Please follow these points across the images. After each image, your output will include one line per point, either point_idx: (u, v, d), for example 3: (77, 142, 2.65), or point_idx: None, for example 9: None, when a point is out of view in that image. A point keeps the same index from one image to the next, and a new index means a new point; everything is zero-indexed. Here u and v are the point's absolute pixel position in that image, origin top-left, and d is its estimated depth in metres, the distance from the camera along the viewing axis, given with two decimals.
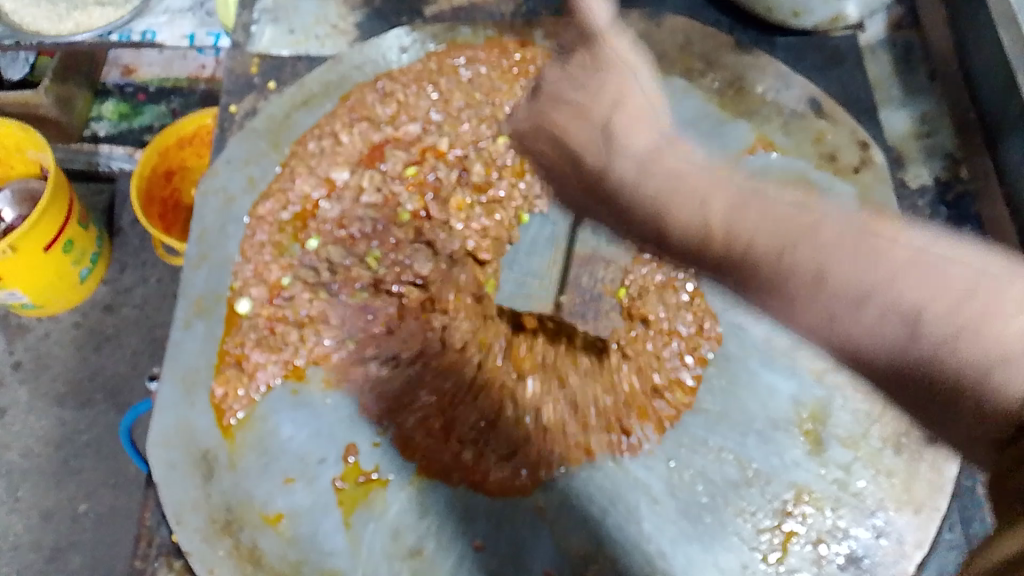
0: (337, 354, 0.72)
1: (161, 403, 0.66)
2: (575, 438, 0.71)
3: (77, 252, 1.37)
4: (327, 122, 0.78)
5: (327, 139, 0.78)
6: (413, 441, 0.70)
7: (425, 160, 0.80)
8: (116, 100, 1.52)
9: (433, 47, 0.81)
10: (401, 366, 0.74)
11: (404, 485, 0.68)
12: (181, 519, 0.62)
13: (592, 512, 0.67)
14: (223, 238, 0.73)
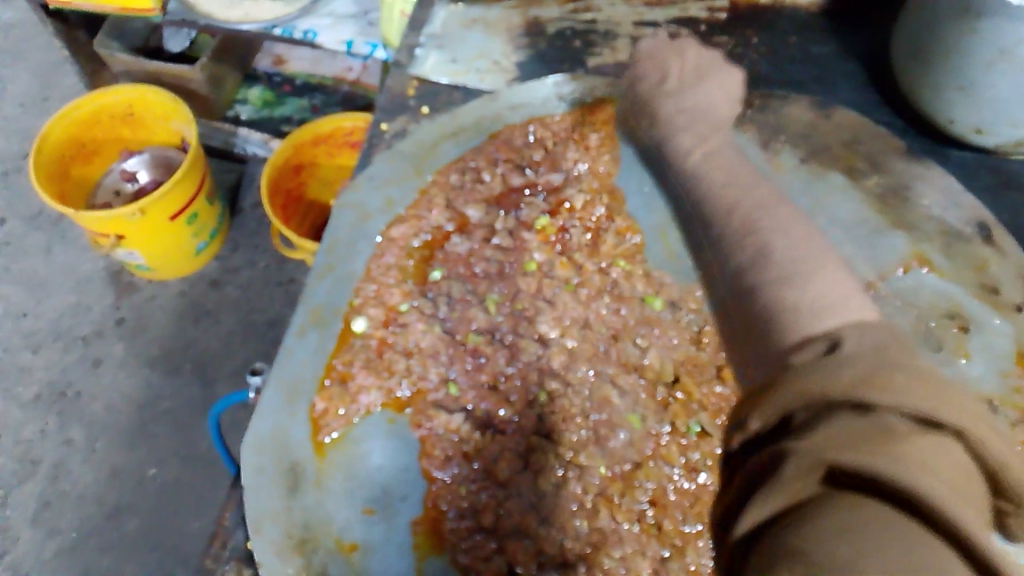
0: (436, 393, 0.72)
1: (262, 407, 0.65)
2: (677, 539, 0.67)
3: (198, 226, 1.42)
4: (472, 156, 0.79)
5: (470, 172, 0.79)
6: (504, 508, 0.68)
7: (559, 212, 0.79)
8: (262, 87, 1.58)
9: (588, 101, 0.81)
10: (500, 429, 0.71)
11: (494, 553, 0.66)
12: (260, 529, 0.60)
13: None
14: (353, 251, 0.73)
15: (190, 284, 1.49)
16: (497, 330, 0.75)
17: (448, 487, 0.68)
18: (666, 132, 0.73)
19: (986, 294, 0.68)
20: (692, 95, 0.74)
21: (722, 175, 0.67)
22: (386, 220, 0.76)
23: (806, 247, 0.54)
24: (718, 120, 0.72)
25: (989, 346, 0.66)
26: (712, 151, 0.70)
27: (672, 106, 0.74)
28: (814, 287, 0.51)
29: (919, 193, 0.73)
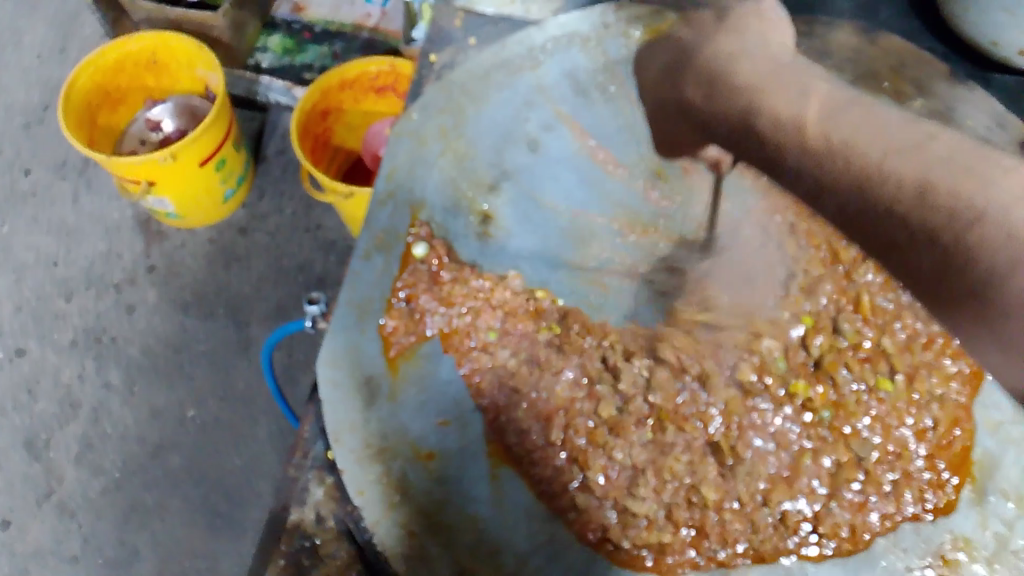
0: (489, 316, 0.75)
1: (334, 325, 0.68)
2: (745, 458, 0.74)
3: (226, 172, 1.43)
4: (516, 89, 0.78)
5: (519, 104, 0.79)
6: (574, 429, 0.73)
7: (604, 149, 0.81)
8: (282, 35, 1.56)
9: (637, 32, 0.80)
10: (555, 350, 0.76)
11: (570, 464, 0.71)
12: (340, 437, 0.64)
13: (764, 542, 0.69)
14: (413, 178, 0.74)
15: (220, 231, 1.50)
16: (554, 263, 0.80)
17: (505, 407, 0.71)
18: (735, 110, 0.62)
19: None
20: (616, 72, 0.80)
21: (839, 114, 0.56)
22: (442, 148, 0.76)
23: (894, 126, 0.54)
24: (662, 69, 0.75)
25: None
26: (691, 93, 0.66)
27: (737, 74, 0.62)
28: (852, 118, 0.55)
29: (964, 114, 0.73)
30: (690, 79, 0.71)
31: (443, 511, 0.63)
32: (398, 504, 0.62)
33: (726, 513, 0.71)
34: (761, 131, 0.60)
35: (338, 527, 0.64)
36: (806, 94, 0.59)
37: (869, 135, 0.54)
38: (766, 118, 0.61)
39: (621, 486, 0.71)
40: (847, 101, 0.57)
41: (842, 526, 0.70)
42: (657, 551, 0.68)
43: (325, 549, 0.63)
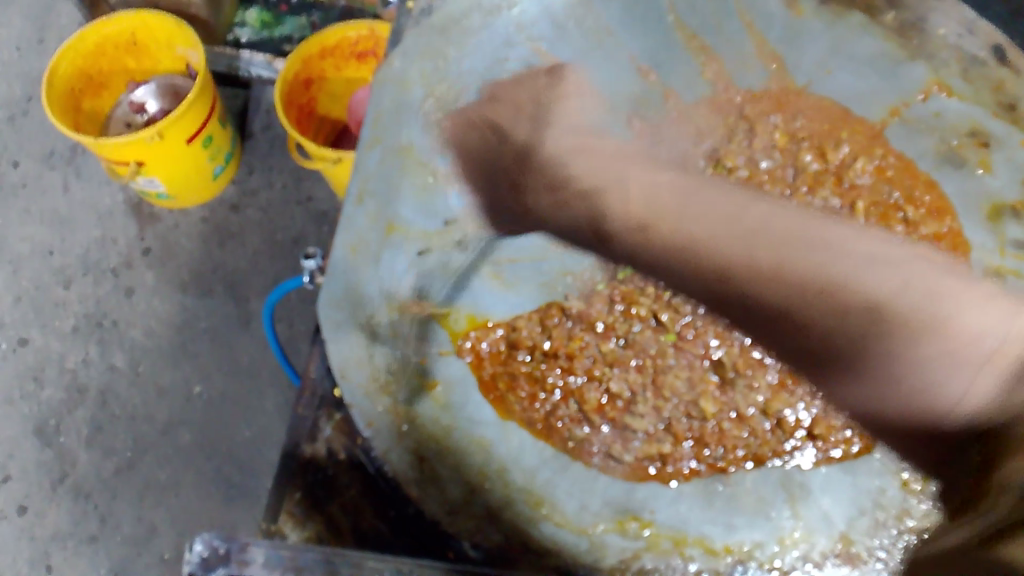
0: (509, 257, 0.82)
1: (331, 270, 0.68)
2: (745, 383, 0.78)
3: (214, 150, 1.43)
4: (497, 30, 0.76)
5: (496, 45, 0.77)
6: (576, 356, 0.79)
7: None
8: (259, 8, 1.57)
9: None
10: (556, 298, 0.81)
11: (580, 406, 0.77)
12: (346, 374, 0.65)
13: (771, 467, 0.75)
14: (398, 122, 0.73)
15: (212, 210, 1.51)
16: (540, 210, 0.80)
17: (502, 355, 0.77)
18: (717, 255, 0.77)
19: (1007, 113, 0.68)
20: (587, 152, 0.79)
21: (791, 248, 0.75)
22: (424, 93, 0.74)
23: (860, 268, 0.73)
24: (623, 179, 0.79)
25: None
26: (632, 177, 0.79)
27: (658, 226, 0.78)
28: (895, 280, 0.72)
29: (935, 23, 0.70)
30: (575, 193, 0.80)
31: (452, 436, 0.65)
32: (406, 432, 0.65)
33: (725, 421, 0.77)
34: (733, 267, 0.77)
35: (349, 459, 0.66)
36: (700, 221, 0.78)
37: (860, 276, 0.73)
38: (688, 249, 0.78)
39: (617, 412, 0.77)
40: (805, 259, 0.75)
41: (835, 430, 0.76)
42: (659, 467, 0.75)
43: (339, 480, 0.65)
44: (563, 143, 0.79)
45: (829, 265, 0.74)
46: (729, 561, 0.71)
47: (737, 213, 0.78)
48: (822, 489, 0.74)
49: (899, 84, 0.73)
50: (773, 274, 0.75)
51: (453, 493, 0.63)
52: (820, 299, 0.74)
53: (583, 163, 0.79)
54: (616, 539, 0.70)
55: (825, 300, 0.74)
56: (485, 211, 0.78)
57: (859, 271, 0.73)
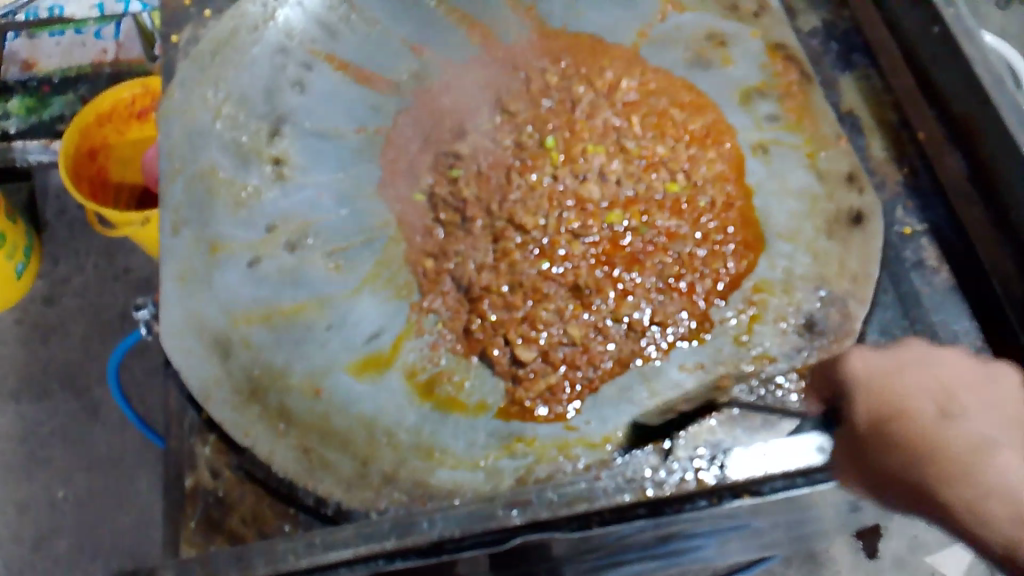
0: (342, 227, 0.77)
1: (166, 300, 0.71)
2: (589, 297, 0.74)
3: (9, 247, 1.35)
4: (271, 53, 0.83)
5: (271, 62, 0.82)
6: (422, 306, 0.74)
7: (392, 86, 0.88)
8: (20, 96, 1.46)
9: None
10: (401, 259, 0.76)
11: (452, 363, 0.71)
12: (209, 395, 0.67)
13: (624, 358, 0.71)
14: (193, 150, 0.78)
15: (25, 309, 1.43)
16: (354, 186, 0.78)
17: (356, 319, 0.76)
18: (849, 391, 0.56)
19: (731, 12, 0.85)
20: (925, 363, 0.54)
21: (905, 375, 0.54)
22: (211, 116, 0.79)
23: (966, 437, 0.50)
24: (924, 363, 0.54)
25: (748, 49, 0.83)
26: (892, 370, 0.54)
27: (874, 383, 0.54)
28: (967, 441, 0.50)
29: None
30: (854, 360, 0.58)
31: (329, 422, 0.66)
32: (286, 430, 0.66)
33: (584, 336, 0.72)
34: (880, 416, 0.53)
35: (237, 473, 0.66)
36: (901, 371, 0.54)
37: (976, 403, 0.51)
38: (852, 395, 0.56)
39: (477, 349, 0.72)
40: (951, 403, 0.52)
41: (679, 314, 0.73)
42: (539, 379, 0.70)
43: (231, 497, 0.65)
44: (860, 368, 0.56)
45: (971, 442, 0.49)
46: (613, 447, 0.66)
47: (892, 376, 0.54)
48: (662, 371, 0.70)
49: (635, 10, 0.86)
50: (898, 415, 0.52)
51: (346, 470, 0.64)
52: (881, 442, 0.52)
53: (866, 367, 0.56)
54: (506, 463, 0.65)
55: (925, 441, 0.50)
56: (307, 197, 0.77)
57: (922, 403, 0.52)
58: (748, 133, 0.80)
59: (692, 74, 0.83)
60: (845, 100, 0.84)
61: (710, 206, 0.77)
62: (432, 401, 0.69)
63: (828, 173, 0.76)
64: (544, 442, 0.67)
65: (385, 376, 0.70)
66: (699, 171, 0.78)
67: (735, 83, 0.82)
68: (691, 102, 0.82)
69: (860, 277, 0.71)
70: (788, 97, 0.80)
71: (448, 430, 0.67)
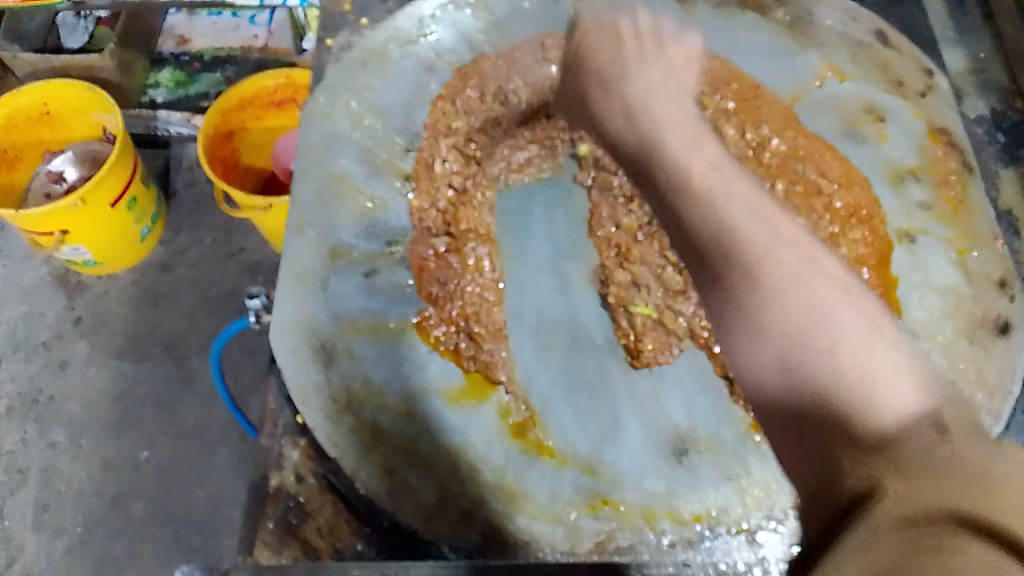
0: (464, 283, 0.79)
1: (279, 299, 0.71)
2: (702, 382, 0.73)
3: (139, 211, 1.41)
4: (420, 75, 0.82)
5: (417, 86, 0.82)
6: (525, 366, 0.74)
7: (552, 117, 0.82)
8: (172, 68, 1.52)
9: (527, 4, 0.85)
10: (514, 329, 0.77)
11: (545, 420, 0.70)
12: (305, 399, 0.67)
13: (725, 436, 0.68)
14: (328, 154, 0.78)
15: (141, 273, 1.49)
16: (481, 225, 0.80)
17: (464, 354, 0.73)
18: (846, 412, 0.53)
19: (895, 88, 0.79)
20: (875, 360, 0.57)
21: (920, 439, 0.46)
22: (352, 123, 0.79)
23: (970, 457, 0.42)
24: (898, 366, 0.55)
25: (907, 127, 0.77)
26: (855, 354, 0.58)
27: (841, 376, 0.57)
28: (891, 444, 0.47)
29: (820, 16, 0.83)
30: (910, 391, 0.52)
31: (418, 447, 0.66)
32: (374, 447, 0.65)
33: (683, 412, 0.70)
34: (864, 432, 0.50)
35: (320, 482, 0.65)
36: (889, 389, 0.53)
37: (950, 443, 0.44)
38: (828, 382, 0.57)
39: (572, 406, 0.71)
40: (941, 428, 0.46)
41: None
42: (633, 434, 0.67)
43: (311, 505, 0.64)
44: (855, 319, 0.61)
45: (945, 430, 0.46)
46: (702, 527, 0.63)
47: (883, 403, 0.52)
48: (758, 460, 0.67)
49: (792, 72, 0.81)
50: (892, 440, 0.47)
51: (426, 498, 0.64)
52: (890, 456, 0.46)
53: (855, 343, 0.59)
54: (589, 523, 0.63)
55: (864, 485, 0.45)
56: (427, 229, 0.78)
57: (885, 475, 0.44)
58: (898, 217, 0.74)
59: (842, 145, 0.77)
60: (1003, 197, 0.78)
61: None
62: (522, 442, 0.67)
63: (976, 273, 0.71)
64: (632, 505, 0.64)
65: (479, 409, 0.69)
66: (842, 251, 0.73)
67: (891, 162, 0.76)
68: (843, 180, 0.76)
69: (999, 392, 0.66)
70: (944, 186, 0.75)
71: (533, 477, 0.65)
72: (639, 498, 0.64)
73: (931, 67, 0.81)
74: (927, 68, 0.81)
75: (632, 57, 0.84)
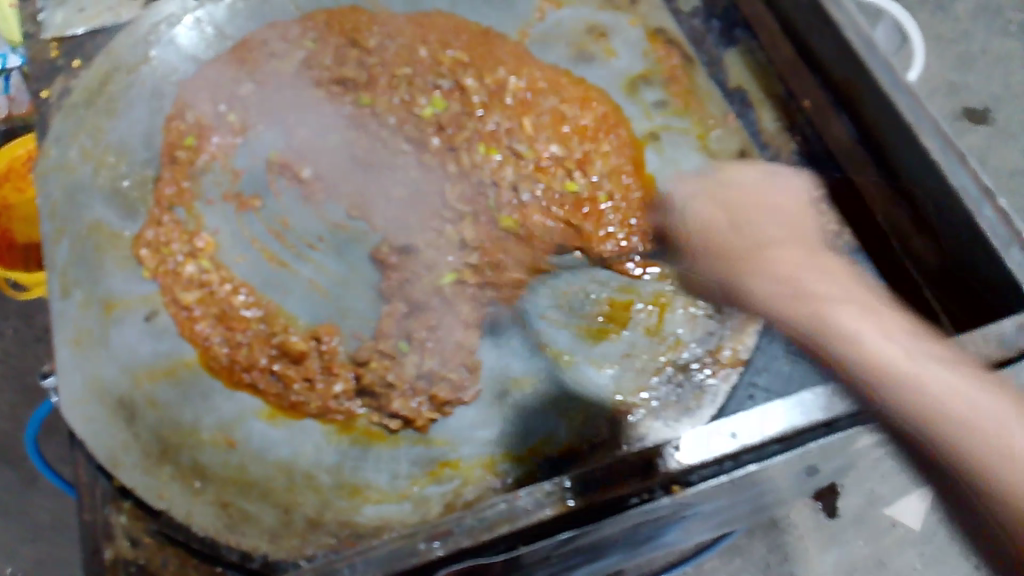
0: (239, 293, 0.73)
1: (62, 368, 0.67)
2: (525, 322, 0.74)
3: None
4: (154, 102, 0.79)
5: (156, 114, 0.78)
6: (337, 362, 0.71)
7: (297, 110, 0.81)
8: None
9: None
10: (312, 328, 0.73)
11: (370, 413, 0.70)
12: (116, 462, 0.64)
13: (545, 367, 0.72)
14: (75, 206, 0.73)
15: None
16: (247, 228, 0.76)
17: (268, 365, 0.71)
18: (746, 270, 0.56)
19: (609, 2, 0.84)
20: (768, 220, 0.58)
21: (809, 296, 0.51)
22: (93, 169, 0.75)
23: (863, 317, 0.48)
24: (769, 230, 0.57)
25: (628, 38, 0.83)
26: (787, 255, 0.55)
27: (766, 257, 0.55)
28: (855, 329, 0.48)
29: None
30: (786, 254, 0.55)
31: (246, 473, 0.65)
32: (202, 488, 0.64)
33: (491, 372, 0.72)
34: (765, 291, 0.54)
35: (157, 538, 0.63)
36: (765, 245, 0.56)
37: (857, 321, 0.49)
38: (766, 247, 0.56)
39: (387, 391, 0.70)
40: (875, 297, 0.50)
41: (588, 316, 0.74)
42: (450, 402, 0.70)
43: (153, 565, 0.63)
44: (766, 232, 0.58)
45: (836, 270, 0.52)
46: (537, 458, 0.67)
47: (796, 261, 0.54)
48: (581, 386, 0.71)
49: (513, 9, 0.84)
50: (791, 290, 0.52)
51: (268, 521, 0.63)
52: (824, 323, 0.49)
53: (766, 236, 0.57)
54: (432, 491, 0.66)
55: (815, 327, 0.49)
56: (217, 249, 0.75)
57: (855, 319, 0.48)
58: (640, 122, 0.80)
59: (575, 70, 0.82)
60: (733, 78, 0.83)
61: (610, 200, 0.78)
62: (350, 435, 0.69)
63: (717, 153, 0.78)
64: (479, 455, 0.68)
65: (301, 419, 0.69)
66: (594, 170, 0.79)
67: (620, 75, 0.82)
68: (585, 104, 0.81)
69: None
70: (673, 81, 0.81)
71: (369, 466, 0.67)
72: (482, 448, 0.68)
73: None
74: None
75: (361, 30, 0.84)
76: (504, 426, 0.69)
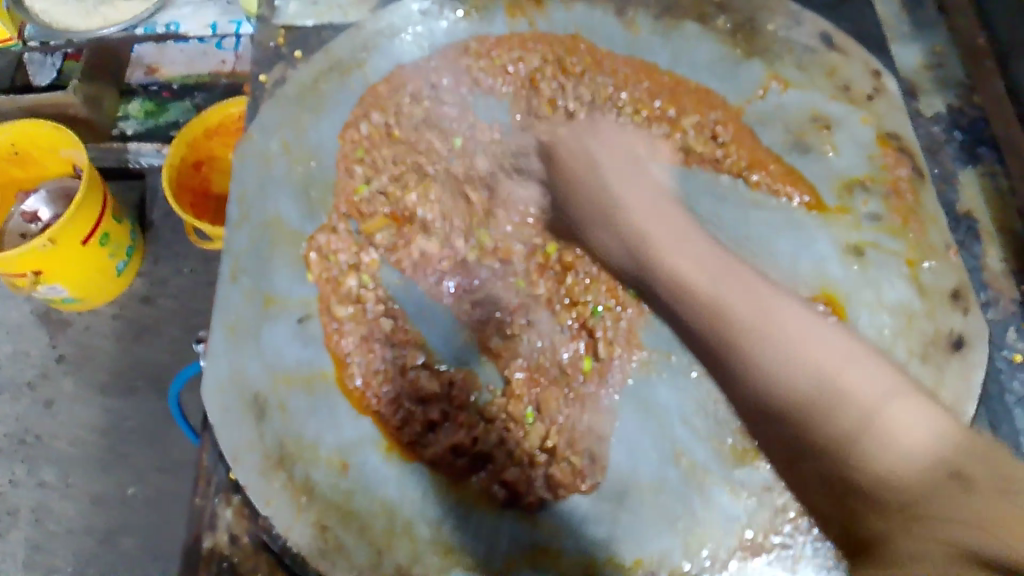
0: (387, 320, 0.72)
1: (210, 354, 0.66)
2: (658, 422, 0.67)
3: (115, 245, 1.29)
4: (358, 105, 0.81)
5: (363, 120, 0.80)
6: (463, 417, 0.69)
7: (498, 143, 0.82)
8: (141, 99, 1.46)
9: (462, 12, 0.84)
10: (455, 375, 0.71)
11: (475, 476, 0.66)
12: (237, 457, 0.63)
13: (671, 476, 0.64)
14: (264, 194, 0.74)
15: (124, 306, 1.38)
16: (409, 256, 0.76)
17: (395, 399, 0.69)
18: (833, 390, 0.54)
19: (841, 93, 0.78)
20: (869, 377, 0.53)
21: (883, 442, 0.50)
22: (287, 162, 0.76)
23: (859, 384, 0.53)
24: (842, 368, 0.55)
25: (855, 136, 0.76)
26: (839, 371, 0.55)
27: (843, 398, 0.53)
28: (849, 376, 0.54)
29: (764, 21, 0.81)
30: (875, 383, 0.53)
31: (353, 501, 0.62)
32: (307, 505, 0.62)
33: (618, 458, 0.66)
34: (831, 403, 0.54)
35: (254, 540, 0.64)
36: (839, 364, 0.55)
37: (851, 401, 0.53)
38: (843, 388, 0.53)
39: (509, 463, 0.67)
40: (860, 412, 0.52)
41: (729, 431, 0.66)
42: (566, 485, 0.65)
43: (245, 566, 0.63)
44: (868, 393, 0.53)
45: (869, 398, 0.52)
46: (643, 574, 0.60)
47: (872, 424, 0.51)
48: (707, 509, 0.63)
49: (736, 83, 0.80)
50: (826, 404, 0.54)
51: (359, 557, 0.59)
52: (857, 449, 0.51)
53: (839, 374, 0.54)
54: None
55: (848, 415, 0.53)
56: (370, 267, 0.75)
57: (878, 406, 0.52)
58: (850, 235, 0.73)
59: (784, 160, 0.77)
60: (963, 202, 0.76)
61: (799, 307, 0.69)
62: (459, 493, 0.64)
63: (930, 289, 0.69)
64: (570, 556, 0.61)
65: (415, 460, 0.65)
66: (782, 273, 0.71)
67: (832, 175, 0.75)
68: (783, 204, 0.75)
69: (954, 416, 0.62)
70: (895, 196, 0.73)
71: (470, 530, 0.62)
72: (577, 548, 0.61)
73: (880, 67, 0.79)
74: (875, 67, 0.79)
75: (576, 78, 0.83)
76: (603, 528, 0.62)
